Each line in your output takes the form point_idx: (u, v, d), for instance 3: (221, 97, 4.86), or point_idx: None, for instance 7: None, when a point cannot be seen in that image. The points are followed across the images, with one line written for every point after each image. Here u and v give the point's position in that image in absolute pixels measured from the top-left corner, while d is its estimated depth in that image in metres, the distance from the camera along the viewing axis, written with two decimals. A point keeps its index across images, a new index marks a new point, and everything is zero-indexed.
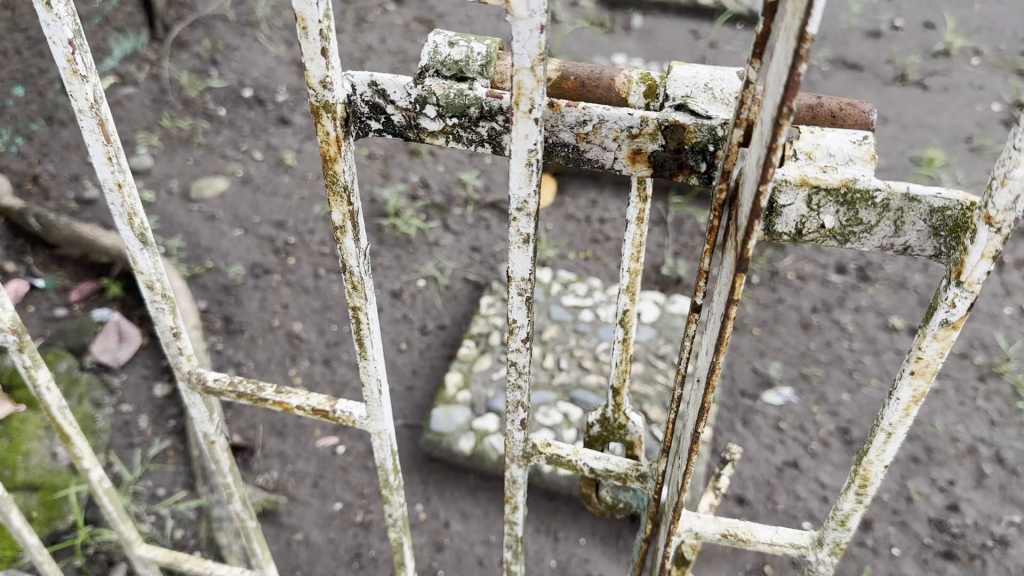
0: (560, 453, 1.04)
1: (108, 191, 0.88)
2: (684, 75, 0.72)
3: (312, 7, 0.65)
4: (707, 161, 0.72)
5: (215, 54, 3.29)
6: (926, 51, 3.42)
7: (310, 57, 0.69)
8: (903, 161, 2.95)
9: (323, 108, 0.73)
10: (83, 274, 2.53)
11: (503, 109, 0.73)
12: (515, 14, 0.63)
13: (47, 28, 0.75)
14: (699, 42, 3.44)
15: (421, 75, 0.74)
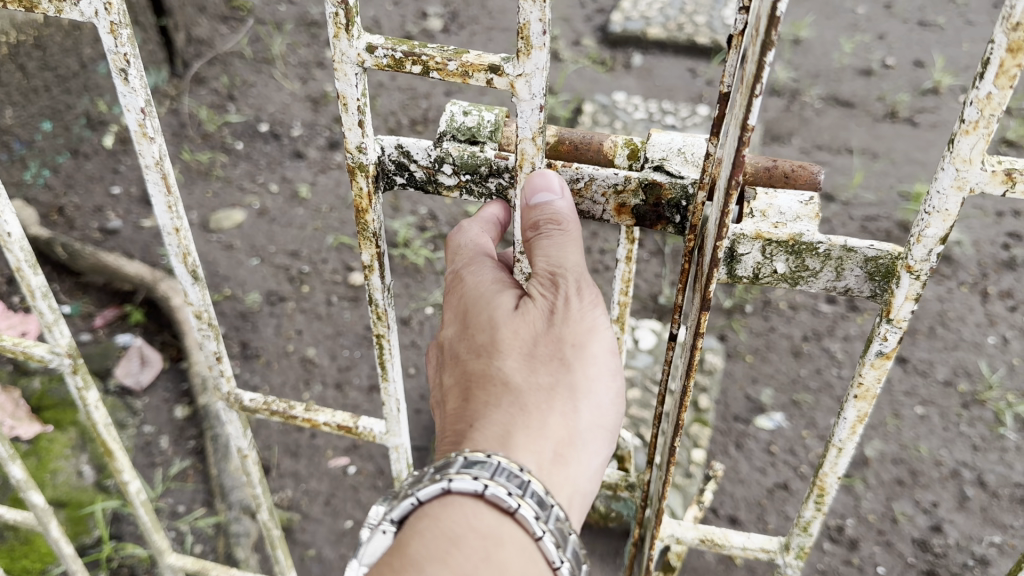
0: None
1: (167, 234, 1.08)
2: (661, 141, 0.87)
3: (353, 88, 0.83)
4: (681, 214, 0.87)
5: (232, 90, 3.44)
6: (916, 88, 3.55)
7: (349, 126, 0.86)
8: (891, 196, 3.07)
9: (359, 168, 0.90)
10: (106, 300, 2.64)
11: (509, 168, 0.89)
12: (520, 96, 0.81)
13: (124, 100, 0.95)
14: (696, 80, 3.58)
15: (441, 138, 0.90)
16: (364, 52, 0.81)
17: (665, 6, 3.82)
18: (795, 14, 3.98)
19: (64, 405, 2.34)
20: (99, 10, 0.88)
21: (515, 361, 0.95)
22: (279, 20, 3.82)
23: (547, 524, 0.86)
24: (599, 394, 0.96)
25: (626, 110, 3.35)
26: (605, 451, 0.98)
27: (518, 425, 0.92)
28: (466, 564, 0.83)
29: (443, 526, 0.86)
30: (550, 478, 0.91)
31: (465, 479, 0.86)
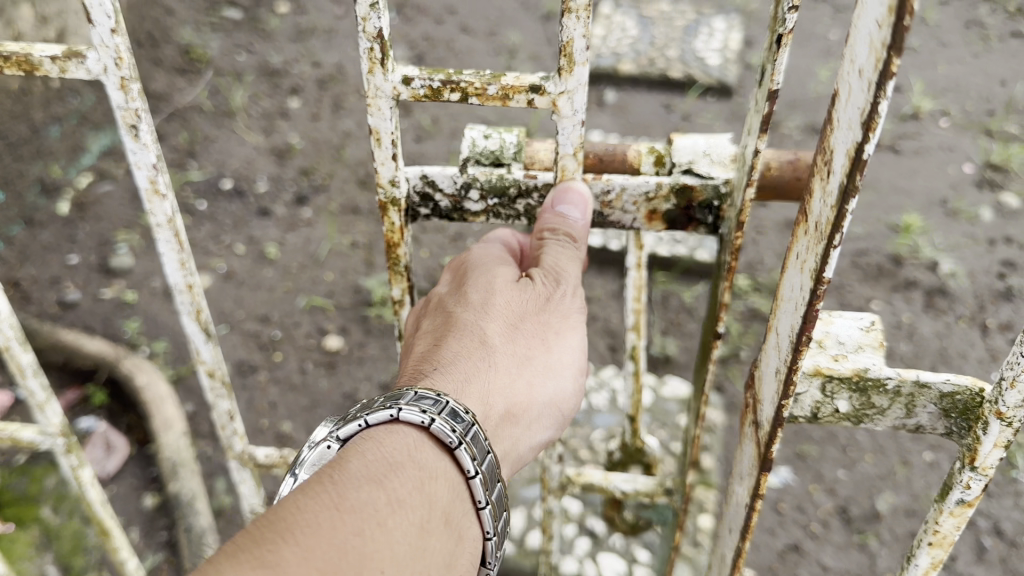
0: (591, 481, 1.58)
1: (179, 292, 1.31)
2: (686, 147, 1.20)
3: (386, 123, 1.08)
4: (711, 214, 1.19)
5: (193, 146, 3.31)
6: (896, 114, 3.50)
7: (383, 161, 1.12)
8: (880, 229, 2.99)
9: (392, 202, 1.17)
10: (65, 382, 2.45)
11: (535, 187, 1.20)
12: (562, 114, 1.07)
13: (134, 157, 1.15)
14: (672, 115, 3.50)
15: (470, 163, 1.19)
16: (398, 84, 1.04)
17: (635, 41, 3.76)
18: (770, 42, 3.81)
19: (26, 500, 2.16)
20: (109, 67, 1.06)
21: (498, 327, 1.23)
22: (238, 68, 3.68)
23: (478, 464, 1.07)
24: (561, 381, 1.24)
25: None
26: (548, 430, 1.24)
27: (486, 376, 1.18)
28: (401, 488, 1.01)
29: (385, 451, 1.05)
30: (498, 427, 1.17)
31: (414, 412, 1.07)
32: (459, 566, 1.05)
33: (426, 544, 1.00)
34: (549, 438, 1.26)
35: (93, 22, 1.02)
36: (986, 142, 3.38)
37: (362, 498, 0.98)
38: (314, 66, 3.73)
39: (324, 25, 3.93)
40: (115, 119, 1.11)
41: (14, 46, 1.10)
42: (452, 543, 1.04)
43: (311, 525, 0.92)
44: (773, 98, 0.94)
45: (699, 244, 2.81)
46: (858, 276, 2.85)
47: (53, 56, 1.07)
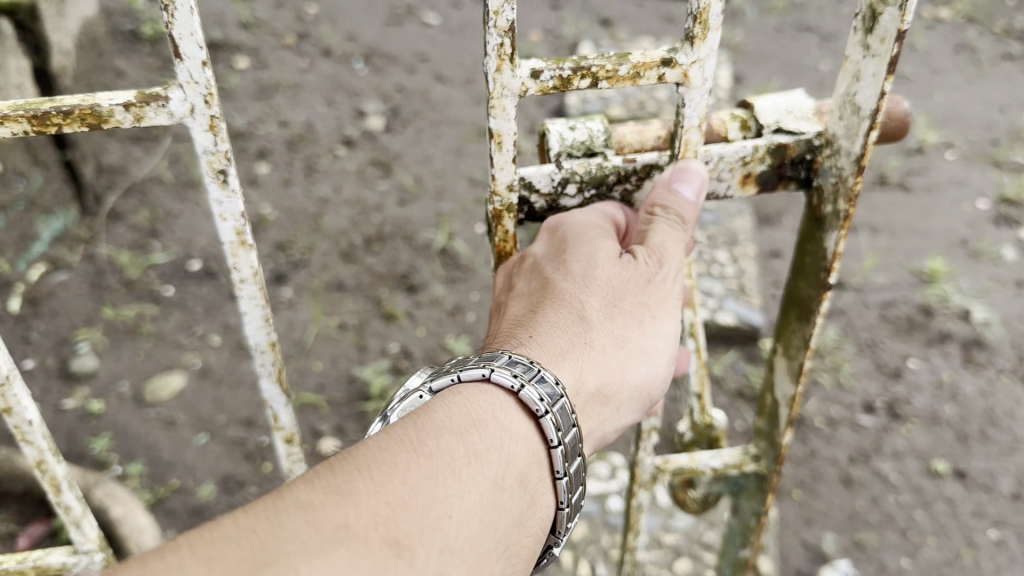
0: (682, 465, 1.48)
1: (257, 354, 1.21)
2: (769, 108, 1.22)
3: (508, 125, 1.05)
4: (802, 168, 1.22)
5: (155, 224, 3.02)
6: (901, 148, 3.34)
7: (503, 165, 1.09)
8: (905, 277, 2.81)
9: (507, 207, 1.15)
10: (29, 514, 2.18)
11: (634, 171, 1.18)
12: (691, 85, 1.07)
13: (218, 208, 1.06)
14: None
15: (565, 157, 1.17)
16: (527, 79, 1.03)
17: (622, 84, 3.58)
18: (757, 79, 3.75)
19: None
20: (197, 106, 0.98)
21: (596, 303, 1.13)
22: None
23: (562, 435, 0.99)
24: (655, 368, 1.14)
25: None
26: (635, 413, 1.15)
27: (580, 352, 1.09)
28: (482, 444, 0.93)
29: (471, 407, 0.97)
30: (585, 406, 1.08)
31: (505, 374, 0.99)
32: (526, 532, 0.95)
33: (500, 502, 0.91)
34: (634, 421, 1.17)
35: (182, 56, 0.94)
36: (997, 175, 3.24)
37: (440, 447, 0.90)
38: (280, 126, 3.47)
39: (289, 80, 3.68)
40: (199, 166, 1.03)
41: (72, 99, 0.98)
42: (523, 505, 0.95)
43: (387, 465, 0.86)
44: (900, 37, 1.04)
45: (718, 305, 2.60)
46: (889, 332, 2.66)
47: (128, 103, 0.97)
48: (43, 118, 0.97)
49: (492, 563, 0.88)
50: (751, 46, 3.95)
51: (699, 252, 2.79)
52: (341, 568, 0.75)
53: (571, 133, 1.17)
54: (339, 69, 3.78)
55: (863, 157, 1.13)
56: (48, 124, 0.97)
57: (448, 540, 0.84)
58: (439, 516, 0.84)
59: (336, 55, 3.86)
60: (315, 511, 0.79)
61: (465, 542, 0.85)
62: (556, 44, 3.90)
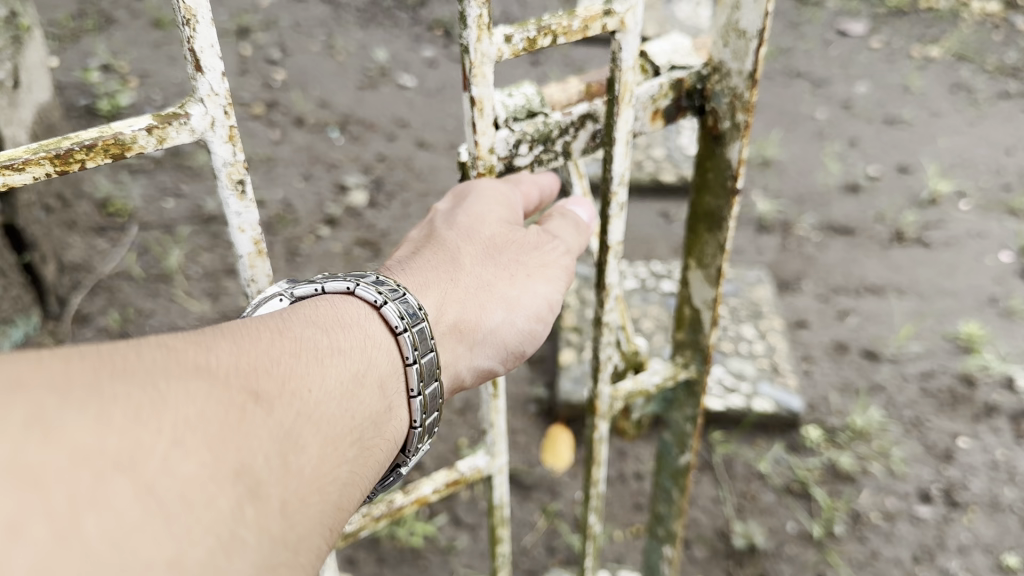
0: (631, 388, 1.41)
1: None
2: (658, 51, 1.23)
3: (485, 89, 1.01)
4: (695, 98, 1.25)
5: (126, 325, 2.77)
6: (913, 201, 3.24)
7: (481, 129, 1.04)
8: (940, 343, 2.66)
9: (490, 169, 1.10)
10: None
11: (571, 122, 1.14)
12: (626, 30, 1.06)
13: (237, 220, 0.99)
14: (673, 226, 3.19)
15: (512, 122, 1.09)
16: (501, 45, 0.99)
17: None
18: (754, 131, 3.62)
19: None
20: (219, 119, 0.91)
21: (474, 248, 1.05)
22: (168, 221, 3.16)
23: (420, 354, 0.88)
24: (518, 316, 1.05)
25: None
26: (494, 361, 1.04)
27: (445, 285, 1.01)
28: (347, 341, 0.84)
29: (336, 310, 0.87)
30: (442, 337, 0.98)
31: (370, 289, 0.89)
32: (381, 441, 0.84)
33: (362, 396, 0.82)
34: (493, 374, 1.05)
35: (203, 69, 0.87)
36: (1016, 224, 3.11)
37: (303, 335, 0.81)
38: (256, 205, 3.23)
39: (261, 154, 3.45)
40: (218, 179, 0.96)
41: (87, 133, 0.88)
42: (383, 412, 0.84)
43: (249, 335, 0.77)
44: None
45: (753, 390, 2.40)
46: (933, 406, 2.47)
47: (150, 126, 0.88)
48: (66, 156, 0.86)
49: (351, 451, 0.78)
50: None
51: (725, 328, 2.60)
52: (196, 399, 0.66)
53: (512, 96, 1.10)
54: (315, 139, 3.56)
55: (755, 73, 1.17)
56: (70, 162, 0.86)
57: (307, 408, 0.75)
58: (301, 386, 0.76)
59: (310, 124, 3.63)
60: (170, 349, 0.69)
61: (326, 418, 0.76)
62: None
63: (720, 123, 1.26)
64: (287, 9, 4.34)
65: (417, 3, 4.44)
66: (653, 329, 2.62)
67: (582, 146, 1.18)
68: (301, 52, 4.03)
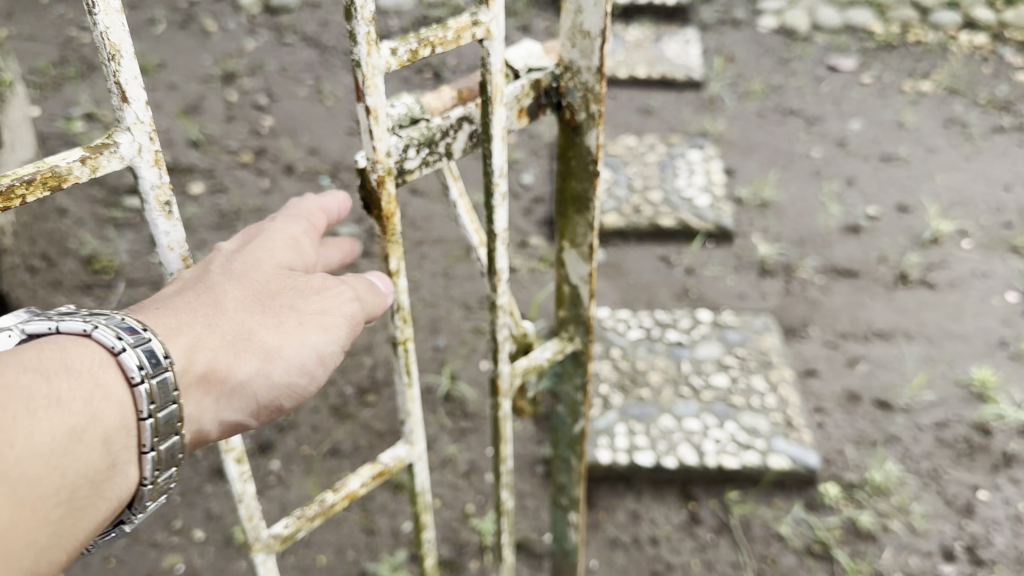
0: (525, 365, 1.48)
1: None
2: (516, 55, 1.29)
3: (380, 98, 1.04)
4: (552, 97, 1.32)
5: None
6: (915, 241, 3.21)
7: (380, 135, 1.06)
8: (952, 389, 2.61)
9: (389, 171, 1.11)
10: None
11: (450, 125, 1.20)
12: (491, 38, 1.12)
13: (166, 239, 1.03)
14: (674, 270, 3.14)
15: (398, 129, 1.16)
16: (389, 57, 1.03)
17: (611, 186, 3.40)
18: (750, 171, 3.59)
19: None
20: (146, 145, 0.95)
21: (237, 293, 1.00)
22: (157, 277, 3.07)
23: (157, 409, 0.83)
24: (281, 366, 0.99)
25: (617, 329, 2.72)
26: (246, 414, 0.97)
27: (201, 328, 0.94)
28: (69, 391, 0.79)
29: (66, 354, 0.81)
30: (190, 386, 0.91)
31: (110, 334, 0.83)
32: (93, 500, 0.81)
33: (76, 452, 0.78)
34: (244, 427, 0.98)
35: (127, 100, 0.91)
36: (1019, 263, 3.09)
37: (14, 382, 0.76)
38: None
39: (251, 205, 3.38)
40: (146, 203, 0.99)
41: (23, 168, 0.90)
42: (103, 469, 0.81)
43: None
44: None
45: (768, 446, 2.33)
46: (950, 456, 2.42)
47: (83, 156, 0.91)
48: (6, 193, 0.88)
49: (51, 511, 0.77)
50: (735, 135, 3.78)
51: (734, 380, 2.53)
52: None
53: (395, 106, 1.16)
54: (306, 187, 3.49)
55: (602, 69, 1.25)
56: (12, 199, 0.88)
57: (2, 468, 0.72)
58: None
59: (299, 172, 3.56)
60: None
61: (25, 477, 0.74)
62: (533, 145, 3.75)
63: (576, 115, 1.32)
64: (273, 54, 4.28)
65: None
66: (661, 382, 2.52)
67: (463, 146, 1.23)
68: (288, 98, 3.97)
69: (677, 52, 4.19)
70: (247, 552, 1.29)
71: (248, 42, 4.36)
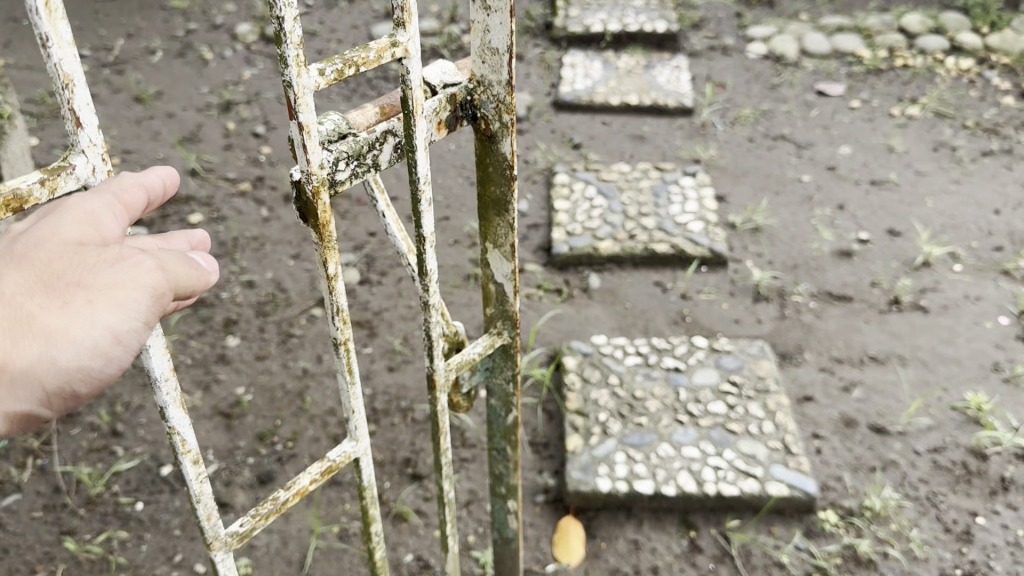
0: (458, 361, 1.53)
1: (161, 381, 1.13)
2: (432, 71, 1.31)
3: (309, 115, 1.08)
4: (468, 109, 1.36)
5: (116, 421, 2.66)
6: (907, 265, 3.24)
7: (311, 148, 1.11)
8: (947, 414, 2.63)
9: (323, 182, 1.15)
10: None
11: (377, 138, 1.24)
12: (409, 56, 1.16)
13: None
14: (669, 295, 3.16)
15: (327, 144, 1.18)
16: (316, 76, 1.08)
17: (606, 212, 3.43)
18: (742, 196, 3.63)
19: None
20: (98, 165, 1.01)
21: (16, 276, 0.99)
22: None
23: None
24: (61, 351, 0.99)
25: (615, 356, 2.74)
26: (33, 397, 1.01)
27: None
28: None
29: None
30: None
31: None
32: None
33: None
34: (38, 406, 1.02)
35: (81, 125, 0.96)
36: (1010, 286, 3.13)
37: None
38: (247, 287, 3.16)
39: (249, 234, 3.39)
40: None
41: None
42: None
43: None
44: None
45: (766, 473, 2.35)
46: (947, 481, 2.44)
47: (43, 180, 0.95)
48: None
49: None
50: (727, 160, 3.83)
51: (732, 406, 2.55)
52: None
53: (324, 122, 1.17)
54: None
55: (511, 82, 1.30)
56: None
57: None
58: None
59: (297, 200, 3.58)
60: None
61: None
62: (528, 172, 3.78)
63: (491, 125, 1.37)
64: (269, 81, 4.31)
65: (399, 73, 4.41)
66: (659, 409, 2.54)
67: (389, 157, 1.28)
68: (284, 125, 3.99)
69: (668, 78, 4.24)
70: (206, 550, 1.34)
71: (245, 70, 4.39)
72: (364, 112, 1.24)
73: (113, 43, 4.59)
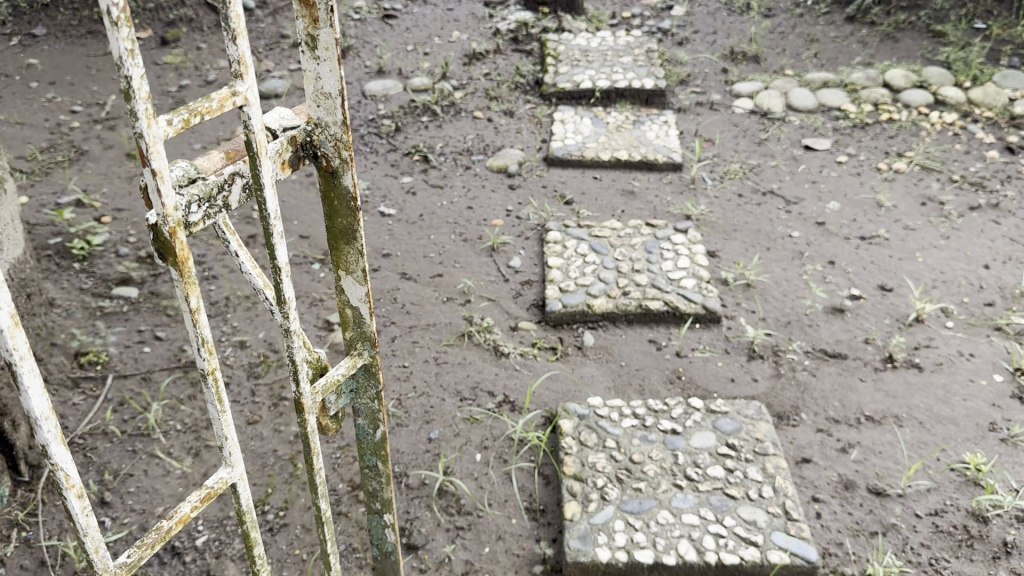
0: (323, 383, 1.63)
1: (42, 422, 1.20)
2: (272, 117, 1.40)
3: (162, 162, 1.14)
4: (310, 149, 1.45)
5: (104, 491, 2.61)
6: (900, 322, 3.25)
7: (166, 192, 1.17)
8: (946, 475, 2.62)
9: (179, 222, 1.21)
10: None
11: (225, 180, 1.31)
12: (249, 105, 1.23)
13: None
14: (664, 353, 3.15)
15: (179, 188, 1.24)
16: (165, 127, 1.13)
17: (599, 269, 3.43)
18: (734, 252, 3.64)
19: None
20: None
21: None
22: (146, 369, 3.04)
23: None
24: None
25: (610, 419, 2.72)
26: None
27: None
28: None
29: None
30: None
31: None
32: None
33: None
34: None
35: None
36: (1003, 343, 3.14)
37: None
38: (239, 347, 3.14)
39: (241, 294, 3.37)
40: None
41: None
42: None
43: None
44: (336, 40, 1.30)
45: (768, 541, 2.32)
46: (948, 547, 2.42)
47: None
48: None
49: None
50: (717, 216, 3.85)
51: (731, 470, 2.53)
52: None
53: (173, 170, 1.24)
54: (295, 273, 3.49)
55: (346, 124, 1.40)
56: None
57: None
58: None
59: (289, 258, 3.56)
60: None
61: None
62: (520, 228, 3.78)
63: (332, 163, 1.46)
64: None
65: (391, 130, 4.38)
66: (657, 474, 2.51)
67: (238, 198, 1.35)
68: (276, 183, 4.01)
69: (657, 134, 4.28)
70: None
71: (238, 126, 4.40)
72: (210, 157, 1.31)
73: (106, 99, 4.61)
